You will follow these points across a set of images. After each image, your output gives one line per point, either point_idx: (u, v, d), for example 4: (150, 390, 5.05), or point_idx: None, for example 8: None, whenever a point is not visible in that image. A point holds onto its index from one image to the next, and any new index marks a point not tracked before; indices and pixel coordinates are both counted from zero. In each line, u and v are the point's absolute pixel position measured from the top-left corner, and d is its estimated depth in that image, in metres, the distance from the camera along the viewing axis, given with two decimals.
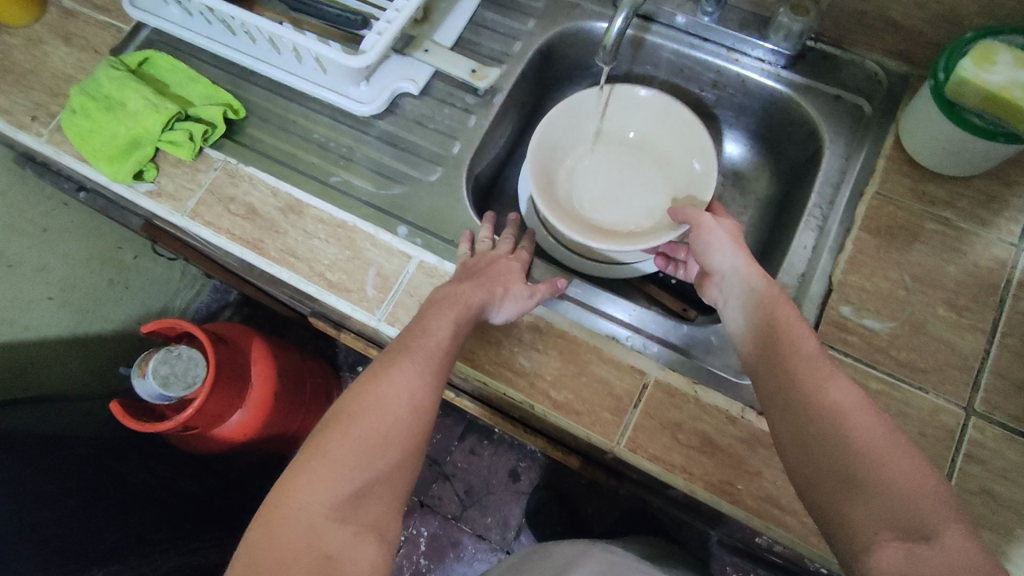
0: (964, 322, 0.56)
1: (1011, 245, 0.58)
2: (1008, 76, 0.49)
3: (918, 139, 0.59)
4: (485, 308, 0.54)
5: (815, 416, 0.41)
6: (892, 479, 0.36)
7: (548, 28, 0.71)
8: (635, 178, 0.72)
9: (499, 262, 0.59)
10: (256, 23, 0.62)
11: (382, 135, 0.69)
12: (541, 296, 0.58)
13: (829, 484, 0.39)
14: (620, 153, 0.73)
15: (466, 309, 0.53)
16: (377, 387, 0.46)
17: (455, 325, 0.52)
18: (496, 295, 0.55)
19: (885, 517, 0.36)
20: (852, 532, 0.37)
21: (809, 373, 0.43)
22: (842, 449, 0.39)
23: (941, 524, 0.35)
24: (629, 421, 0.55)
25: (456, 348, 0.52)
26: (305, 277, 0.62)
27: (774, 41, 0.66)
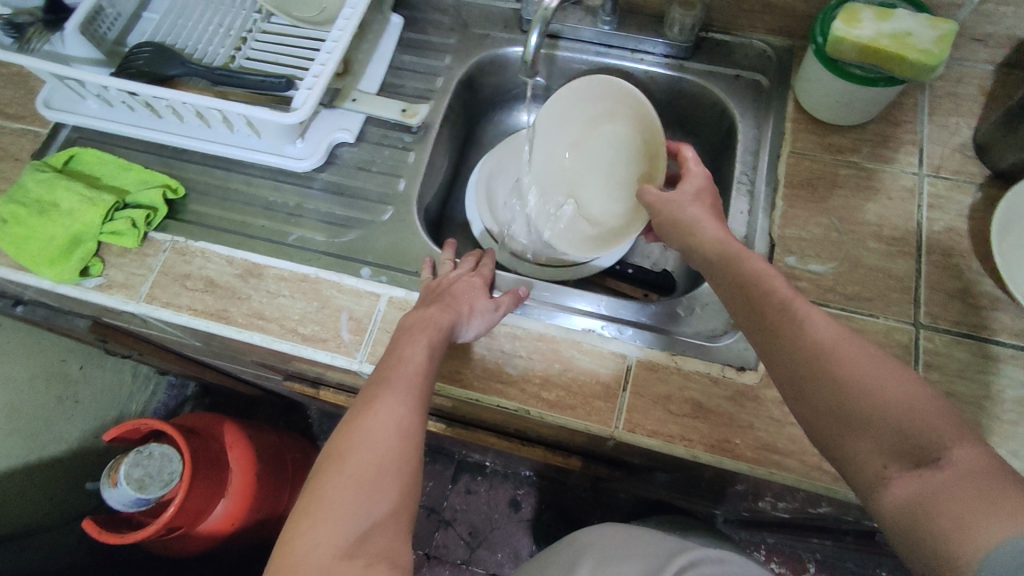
0: (893, 249, 0.61)
1: (914, 174, 0.64)
2: (875, 29, 0.56)
3: (815, 98, 0.66)
4: (455, 327, 0.56)
5: (796, 352, 0.42)
6: (880, 403, 0.38)
7: (464, 61, 0.75)
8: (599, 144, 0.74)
9: (462, 282, 0.60)
10: (183, 99, 0.62)
11: (326, 186, 0.70)
12: (508, 307, 0.60)
13: (828, 424, 0.40)
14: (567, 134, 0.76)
15: (435, 329, 0.54)
16: (363, 421, 0.46)
17: (429, 347, 0.52)
18: (466, 314, 0.57)
19: (887, 442, 0.37)
20: (860, 462, 0.38)
21: (786, 315, 0.44)
22: (828, 383, 0.40)
23: (940, 435, 0.36)
24: (621, 404, 0.57)
25: (434, 370, 0.52)
26: (277, 336, 0.62)
27: (670, 37, 0.73)
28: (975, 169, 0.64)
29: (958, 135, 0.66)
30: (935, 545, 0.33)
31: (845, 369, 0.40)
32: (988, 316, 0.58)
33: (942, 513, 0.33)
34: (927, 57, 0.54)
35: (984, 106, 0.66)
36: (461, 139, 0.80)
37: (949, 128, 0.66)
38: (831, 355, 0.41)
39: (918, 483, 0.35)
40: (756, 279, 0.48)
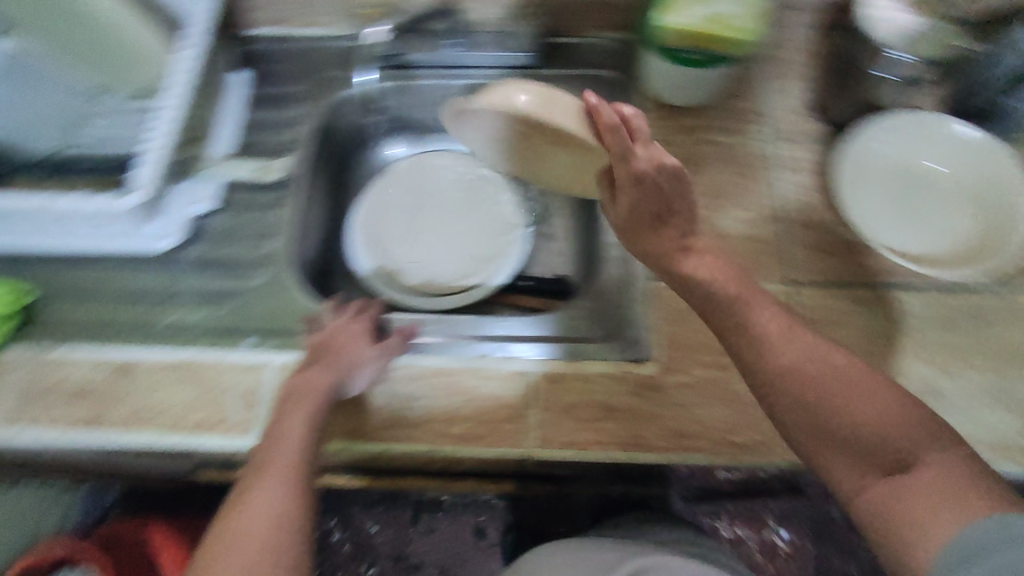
0: (759, 215, 0.64)
1: (765, 140, 0.67)
2: (695, 16, 0.58)
3: (661, 86, 0.67)
4: (338, 388, 0.54)
5: (796, 381, 0.47)
6: (864, 421, 0.45)
7: (317, 106, 0.73)
8: (437, 172, 0.79)
9: (343, 337, 0.59)
10: (16, 203, 0.59)
11: (196, 261, 0.66)
12: (394, 351, 0.59)
13: (811, 438, 0.46)
14: (406, 180, 0.78)
15: (314, 399, 0.52)
16: (240, 516, 0.46)
17: (307, 421, 0.51)
18: (348, 370, 0.55)
19: (869, 457, 0.44)
20: (845, 476, 0.45)
21: (758, 336, 0.49)
22: (812, 402, 0.46)
23: (914, 445, 0.44)
24: (531, 422, 0.57)
25: (316, 443, 0.51)
26: (162, 432, 0.57)
27: (518, 48, 0.73)
28: (817, 126, 0.67)
29: (797, 97, 0.69)
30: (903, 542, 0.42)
31: (834, 391, 0.46)
32: (852, 263, 0.61)
33: (910, 520, 0.42)
34: (745, 33, 0.58)
35: (814, 66, 0.70)
36: (334, 184, 0.77)
37: (788, 92, 0.69)
38: (819, 380, 0.47)
39: (891, 490, 0.43)
40: (730, 295, 0.51)
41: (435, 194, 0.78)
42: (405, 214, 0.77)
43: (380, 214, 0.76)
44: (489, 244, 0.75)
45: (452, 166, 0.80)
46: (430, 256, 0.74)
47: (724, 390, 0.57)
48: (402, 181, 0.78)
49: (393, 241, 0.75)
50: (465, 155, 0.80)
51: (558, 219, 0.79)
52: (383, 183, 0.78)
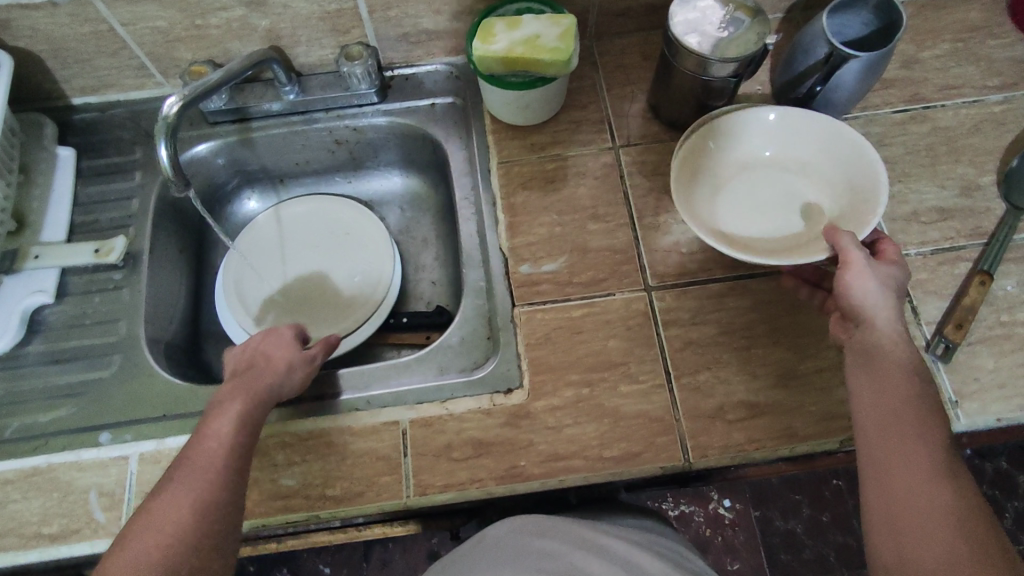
0: (610, 225, 0.65)
1: (609, 149, 0.68)
2: (508, 40, 0.58)
3: (499, 109, 0.67)
4: (272, 393, 0.53)
5: (880, 399, 0.47)
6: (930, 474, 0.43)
7: (156, 173, 0.70)
8: (296, 224, 0.77)
9: (275, 340, 0.58)
10: None
11: (40, 357, 0.63)
12: (320, 359, 0.59)
13: (880, 520, 0.43)
14: (267, 239, 0.76)
15: (250, 398, 0.51)
16: (149, 515, 0.43)
17: (238, 422, 0.49)
18: (282, 373, 0.55)
19: (914, 509, 0.42)
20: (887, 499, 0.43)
21: (914, 437, 0.44)
22: (912, 495, 0.42)
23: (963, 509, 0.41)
24: (407, 470, 0.56)
25: (245, 443, 0.49)
26: (20, 548, 0.54)
27: (355, 87, 0.70)
28: (657, 128, 0.69)
29: (635, 102, 0.71)
30: None
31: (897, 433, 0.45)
32: (703, 261, 0.63)
33: None
34: (556, 53, 0.58)
35: (648, 69, 0.72)
36: (191, 248, 0.74)
37: (626, 98, 0.71)
38: (896, 418, 0.46)
39: None
40: (896, 380, 0.47)
41: (299, 245, 0.77)
42: (275, 273, 0.75)
43: (247, 279, 0.74)
44: (366, 261, 0.75)
45: (311, 215, 0.78)
46: (309, 309, 0.73)
47: (594, 407, 0.58)
48: (264, 243, 0.76)
49: (268, 303, 0.73)
50: (325, 196, 0.79)
51: (431, 248, 0.78)
52: (236, 254, 0.75)
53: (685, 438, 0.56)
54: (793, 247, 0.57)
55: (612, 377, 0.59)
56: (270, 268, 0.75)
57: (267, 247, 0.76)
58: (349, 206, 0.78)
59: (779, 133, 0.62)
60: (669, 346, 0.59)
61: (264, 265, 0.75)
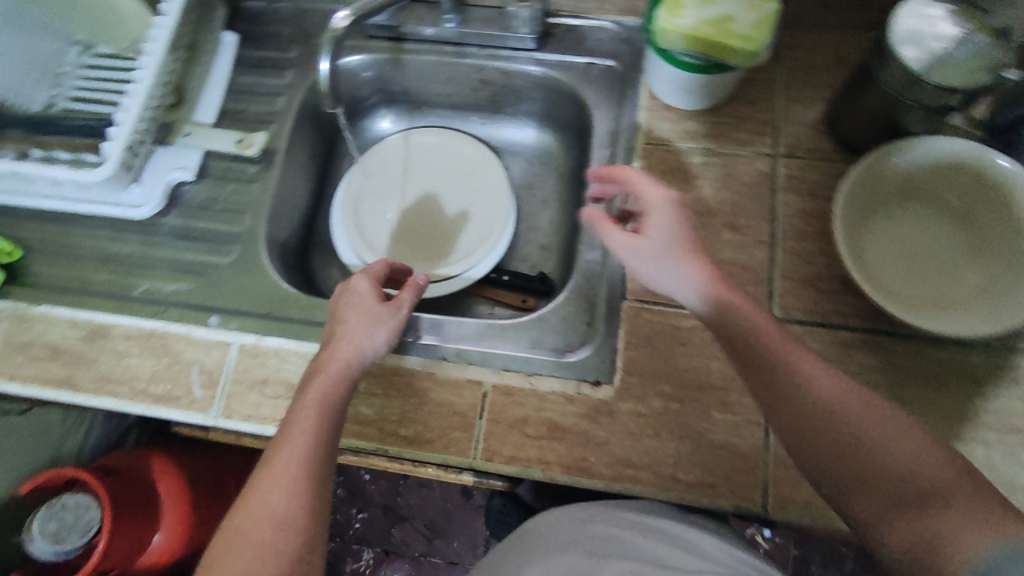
0: (747, 239, 0.59)
1: (768, 156, 0.62)
2: (697, 16, 0.53)
3: (661, 85, 0.62)
4: (358, 358, 0.50)
5: (796, 413, 0.46)
6: (870, 448, 0.43)
7: (305, 75, 0.71)
8: (420, 156, 0.77)
9: (348, 297, 0.53)
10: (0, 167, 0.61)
11: (173, 230, 0.67)
12: (410, 306, 0.55)
13: (865, 504, 0.42)
14: (391, 165, 0.76)
15: (329, 377, 0.48)
16: (250, 511, 0.41)
17: (319, 406, 0.47)
18: (364, 334, 0.51)
19: (892, 508, 0.41)
20: (860, 518, 0.42)
21: (841, 425, 0.44)
22: (874, 472, 0.42)
23: (942, 484, 0.40)
24: (479, 432, 0.56)
25: (332, 429, 0.47)
26: (129, 398, 0.60)
27: (516, 29, 0.67)
28: (828, 145, 0.62)
29: (812, 109, 0.63)
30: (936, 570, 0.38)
31: (808, 426, 0.46)
32: (841, 303, 0.57)
33: (934, 548, 0.38)
34: (747, 43, 0.52)
35: (837, 75, 0.64)
36: (321, 155, 0.76)
37: (803, 103, 0.64)
38: (837, 411, 0.45)
39: (909, 524, 0.39)
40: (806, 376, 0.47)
41: (421, 176, 0.76)
42: (393, 200, 0.75)
43: (366, 200, 0.75)
44: (484, 209, 0.74)
45: (439, 148, 0.77)
46: (419, 243, 0.73)
47: (679, 424, 0.55)
48: (387, 168, 0.76)
49: (382, 229, 0.74)
50: (455, 133, 0.77)
51: (548, 211, 0.76)
52: (361, 172, 0.75)
53: (766, 484, 0.53)
54: (934, 303, 0.54)
55: (705, 400, 0.55)
56: (386, 195, 0.75)
57: (386, 173, 0.76)
58: (476, 148, 0.76)
59: (946, 177, 0.55)
60: None
61: (382, 192, 0.75)
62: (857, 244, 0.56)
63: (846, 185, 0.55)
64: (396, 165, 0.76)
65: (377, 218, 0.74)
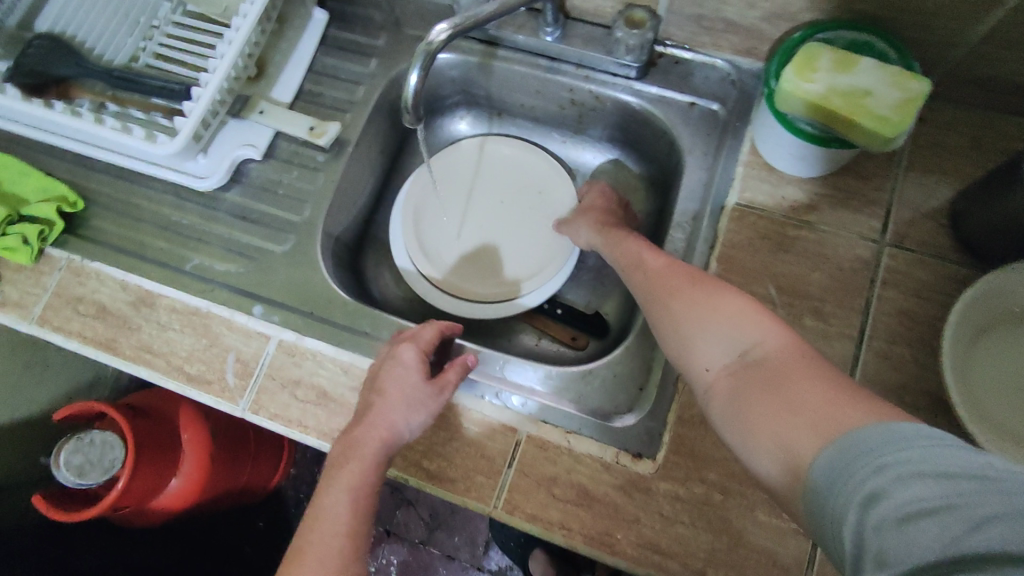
0: (831, 330, 0.54)
1: (872, 242, 0.56)
2: (827, 83, 0.47)
3: (768, 144, 0.57)
4: (390, 442, 0.48)
5: (689, 319, 0.46)
6: (745, 351, 0.42)
7: (389, 67, 0.68)
8: (492, 171, 0.73)
9: (392, 368, 0.51)
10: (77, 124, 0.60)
11: (233, 207, 0.65)
12: (453, 388, 0.52)
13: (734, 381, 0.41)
14: (460, 177, 0.73)
15: (367, 457, 0.47)
16: None
17: (352, 493, 0.45)
18: (400, 415, 0.49)
19: (753, 393, 0.39)
20: (720, 394, 0.42)
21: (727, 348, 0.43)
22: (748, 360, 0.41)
23: (779, 353, 0.40)
24: (504, 482, 0.53)
25: (364, 513, 0.45)
26: (162, 373, 0.59)
27: (617, 55, 0.62)
28: (945, 242, 0.55)
29: (933, 197, 0.57)
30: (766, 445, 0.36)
31: (696, 318, 0.45)
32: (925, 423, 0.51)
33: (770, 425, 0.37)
34: (881, 125, 0.46)
35: (968, 163, 0.57)
36: (391, 149, 0.73)
37: (925, 189, 0.57)
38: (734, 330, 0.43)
39: (757, 398, 0.39)
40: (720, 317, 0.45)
41: (489, 193, 0.72)
42: (458, 216, 0.72)
43: (430, 212, 0.71)
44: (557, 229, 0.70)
45: (514, 164, 0.73)
46: (480, 263, 0.70)
47: (718, 518, 0.51)
48: (456, 179, 0.73)
49: (443, 245, 0.71)
50: (532, 147, 0.73)
51: None
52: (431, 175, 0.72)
53: None
54: None
55: (752, 498, 0.51)
56: (452, 208, 0.72)
57: (454, 182, 0.73)
58: (549, 167, 0.72)
59: None
60: None
61: (448, 204, 0.72)
62: (965, 362, 0.50)
63: (961, 300, 0.49)
64: (464, 176, 0.73)
65: (442, 232, 0.71)
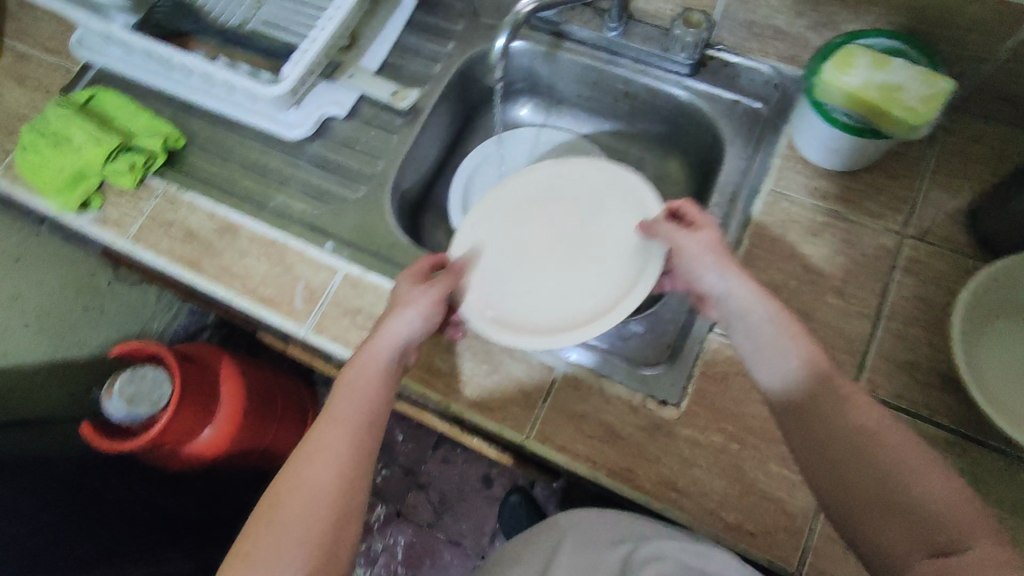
0: (851, 308, 0.59)
1: (895, 234, 0.61)
2: (865, 78, 0.54)
3: (804, 137, 0.63)
4: (390, 348, 0.51)
5: (841, 450, 0.43)
6: (905, 502, 0.40)
7: (466, 49, 0.76)
8: (546, 192, 0.65)
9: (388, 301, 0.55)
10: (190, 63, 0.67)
11: (313, 157, 0.73)
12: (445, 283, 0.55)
13: (892, 531, 0.40)
14: (500, 222, 0.64)
15: (371, 360, 0.51)
16: (291, 478, 0.45)
17: (361, 388, 0.49)
18: (399, 320, 0.52)
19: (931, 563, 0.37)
20: (881, 554, 0.40)
21: (881, 492, 0.41)
22: (905, 506, 0.40)
23: (961, 527, 0.38)
24: (538, 414, 0.58)
25: (373, 406, 0.49)
26: (238, 293, 0.66)
27: (674, 52, 0.69)
28: (963, 239, 0.60)
29: (953, 199, 0.62)
30: None
31: (836, 458, 0.43)
32: (934, 396, 0.55)
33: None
34: (910, 115, 0.52)
35: (990, 171, 0.62)
36: (456, 125, 0.80)
37: (947, 191, 0.62)
38: (890, 476, 0.41)
39: (929, 560, 0.38)
40: (869, 456, 0.42)
41: (537, 232, 0.63)
42: (506, 244, 0.62)
43: (480, 239, 0.63)
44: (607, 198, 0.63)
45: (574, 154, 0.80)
46: (559, 302, 0.59)
47: (733, 466, 0.55)
48: (506, 200, 0.64)
49: (491, 274, 0.60)
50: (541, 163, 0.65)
51: None
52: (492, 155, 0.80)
53: (805, 550, 0.52)
54: None
55: (766, 451, 0.55)
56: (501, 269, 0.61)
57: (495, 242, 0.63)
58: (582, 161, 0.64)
59: None
60: None
61: (497, 269, 0.61)
62: (973, 346, 0.54)
63: (975, 284, 0.53)
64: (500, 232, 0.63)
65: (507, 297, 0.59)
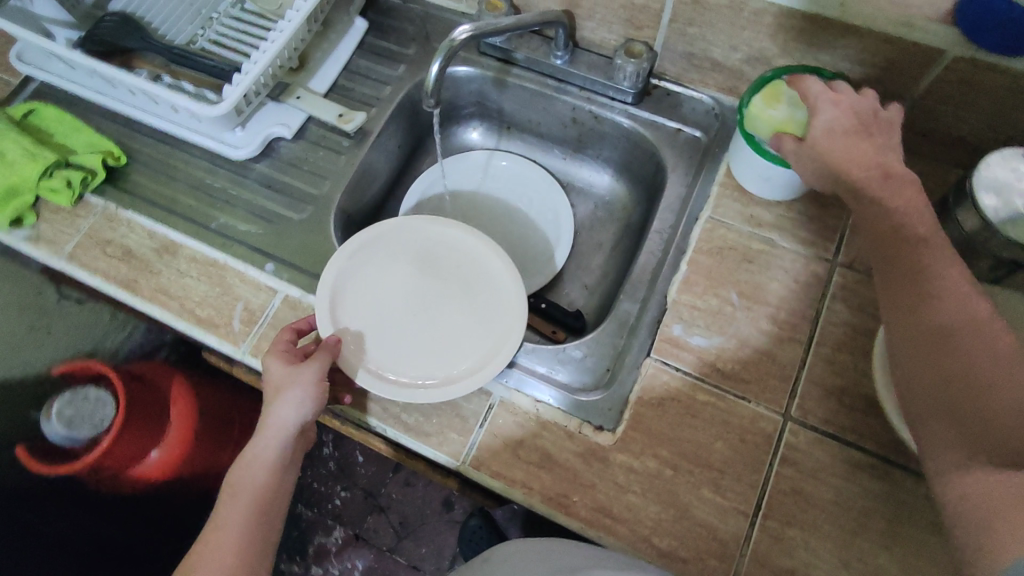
0: (784, 334, 0.60)
1: (827, 261, 0.63)
2: (789, 113, 0.57)
3: (741, 165, 0.64)
4: (280, 433, 0.54)
5: (941, 364, 0.41)
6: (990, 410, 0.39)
7: (416, 73, 0.76)
8: (423, 251, 0.67)
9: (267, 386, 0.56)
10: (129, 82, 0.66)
11: (259, 177, 0.73)
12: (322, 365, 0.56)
13: (957, 437, 0.40)
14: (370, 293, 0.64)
15: (267, 439, 0.54)
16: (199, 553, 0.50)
17: (264, 465, 0.53)
18: (281, 407, 0.54)
19: (978, 482, 0.38)
20: (938, 456, 0.42)
21: (976, 397, 0.40)
22: (978, 416, 0.39)
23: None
24: (473, 440, 0.58)
25: (277, 481, 0.54)
26: (175, 314, 0.64)
27: (617, 81, 0.70)
28: None
29: None
30: (979, 535, 0.37)
31: (938, 356, 0.42)
32: (862, 421, 0.56)
33: (998, 514, 0.37)
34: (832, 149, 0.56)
35: None
36: (407, 147, 0.81)
37: None
38: (968, 383, 0.40)
39: (980, 477, 0.39)
40: (954, 360, 0.41)
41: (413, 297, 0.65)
42: (386, 303, 0.64)
43: (361, 321, 0.62)
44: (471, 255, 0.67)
45: (519, 168, 0.82)
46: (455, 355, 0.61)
47: (668, 492, 0.55)
48: (379, 264, 0.65)
49: (379, 339, 0.62)
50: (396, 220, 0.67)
51: (598, 257, 0.78)
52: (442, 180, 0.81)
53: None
54: None
55: (699, 476, 0.55)
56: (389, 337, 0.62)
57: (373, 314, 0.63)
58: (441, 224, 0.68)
59: None
60: (774, 483, 0.55)
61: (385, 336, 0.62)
62: None
63: None
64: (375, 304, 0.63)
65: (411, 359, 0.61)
